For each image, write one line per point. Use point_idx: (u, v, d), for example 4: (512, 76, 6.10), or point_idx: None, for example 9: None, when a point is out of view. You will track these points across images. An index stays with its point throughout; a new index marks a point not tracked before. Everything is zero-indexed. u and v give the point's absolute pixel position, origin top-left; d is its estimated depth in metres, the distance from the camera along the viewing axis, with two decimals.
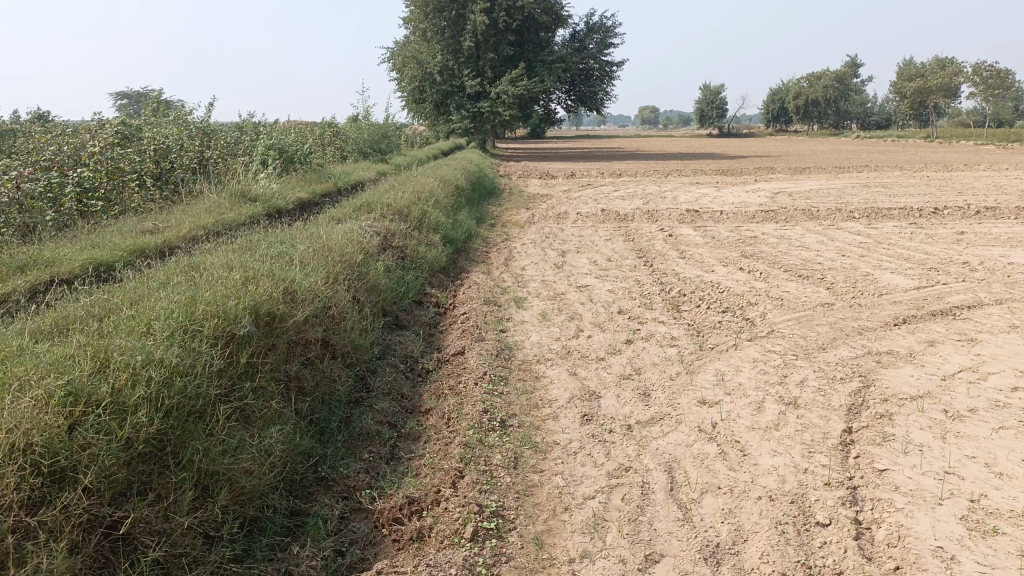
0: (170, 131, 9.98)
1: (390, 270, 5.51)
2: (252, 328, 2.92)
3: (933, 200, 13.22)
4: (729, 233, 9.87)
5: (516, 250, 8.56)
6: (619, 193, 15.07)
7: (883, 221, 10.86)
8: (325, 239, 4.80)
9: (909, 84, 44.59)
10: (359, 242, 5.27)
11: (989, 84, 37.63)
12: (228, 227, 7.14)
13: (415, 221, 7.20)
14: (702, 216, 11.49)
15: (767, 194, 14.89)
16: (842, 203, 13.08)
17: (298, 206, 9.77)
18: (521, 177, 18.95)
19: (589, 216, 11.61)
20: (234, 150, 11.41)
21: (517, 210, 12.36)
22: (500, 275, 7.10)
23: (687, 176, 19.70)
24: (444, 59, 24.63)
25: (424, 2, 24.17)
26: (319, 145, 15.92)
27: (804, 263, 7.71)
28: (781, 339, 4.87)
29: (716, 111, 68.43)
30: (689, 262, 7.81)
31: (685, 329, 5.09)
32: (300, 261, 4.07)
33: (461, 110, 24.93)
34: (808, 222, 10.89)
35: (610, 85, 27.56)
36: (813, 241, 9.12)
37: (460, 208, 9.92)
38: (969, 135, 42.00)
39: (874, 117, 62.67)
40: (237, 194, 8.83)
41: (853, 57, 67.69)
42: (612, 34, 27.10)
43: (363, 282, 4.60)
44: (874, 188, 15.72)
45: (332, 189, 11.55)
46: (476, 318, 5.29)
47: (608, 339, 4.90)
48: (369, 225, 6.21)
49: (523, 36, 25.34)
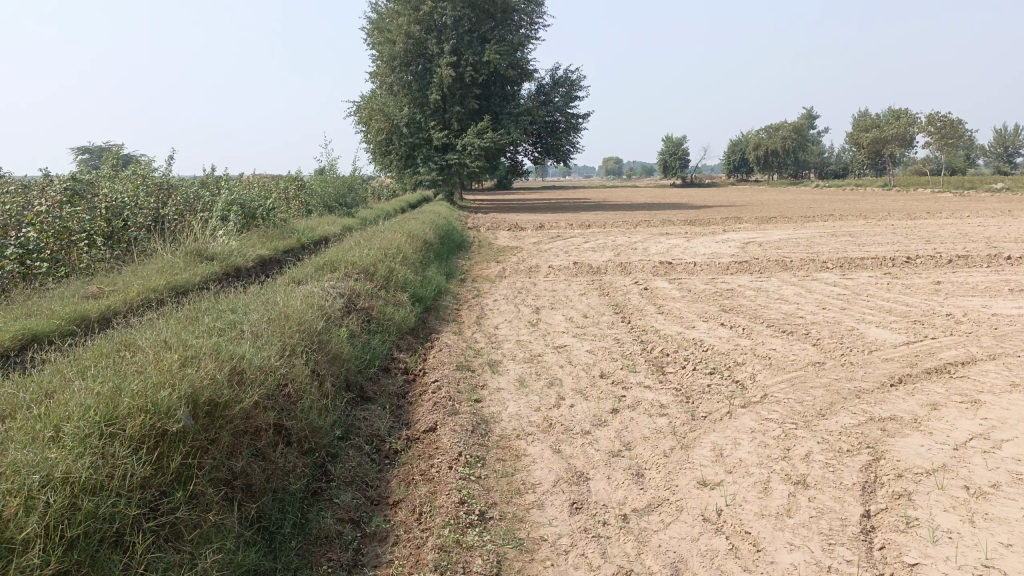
0: (124, 188, 9.53)
1: (354, 335, 5.11)
2: (188, 422, 2.54)
3: (902, 249, 13.24)
4: (706, 285, 9.64)
5: (488, 307, 8.21)
6: (589, 245, 14.86)
7: (857, 271, 10.76)
8: (282, 304, 4.39)
9: (865, 134, 45.84)
10: (321, 306, 4.88)
11: (943, 134, 38.82)
12: (180, 289, 6.70)
13: (381, 279, 6.82)
14: (676, 268, 11.29)
15: (738, 244, 14.80)
16: (814, 253, 13.02)
17: (258, 263, 9.34)
18: (489, 229, 18.70)
19: (561, 268, 11.33)
20: (193, 206, 10.98)
21: (486, 263, 12.05)
22: (472, 335, 6.72)
23: (656, 226, 19.66)
24: (411, 112, 24.58)
25: (391, 56, 24.21)
26: (282, 199, 15.52)
27: (786, 317, 7.46)
28: (776, 404, 4.54)
29: (678, 161, 69.65)
30: (668, 318, 7.52)
31: (673, 395, 4.74)
32: (253, 333, 3.67)
33: (428, 162, 24.77)
34: (783, 273, 10.75)
35: (576, 136, 27.72)
36: (791, 293, 8.94)
37: (428, 263, 9.57)
38: (925, 183, 43.09)
39: (832, 166, 64.25)
40: (192, 253, 8.38)
41: (809, 109, 69.72)
42: (578, 86, 27.39)
43: (325, 352, 4.19)
44: (842, 237, 15.74)
45: (295, 245, 11.12)
46: (449, 387, 4.89)
47: (592, 408, 4.53)
48: (332, 286, 5.83)
49: (489, 89, 25.48)
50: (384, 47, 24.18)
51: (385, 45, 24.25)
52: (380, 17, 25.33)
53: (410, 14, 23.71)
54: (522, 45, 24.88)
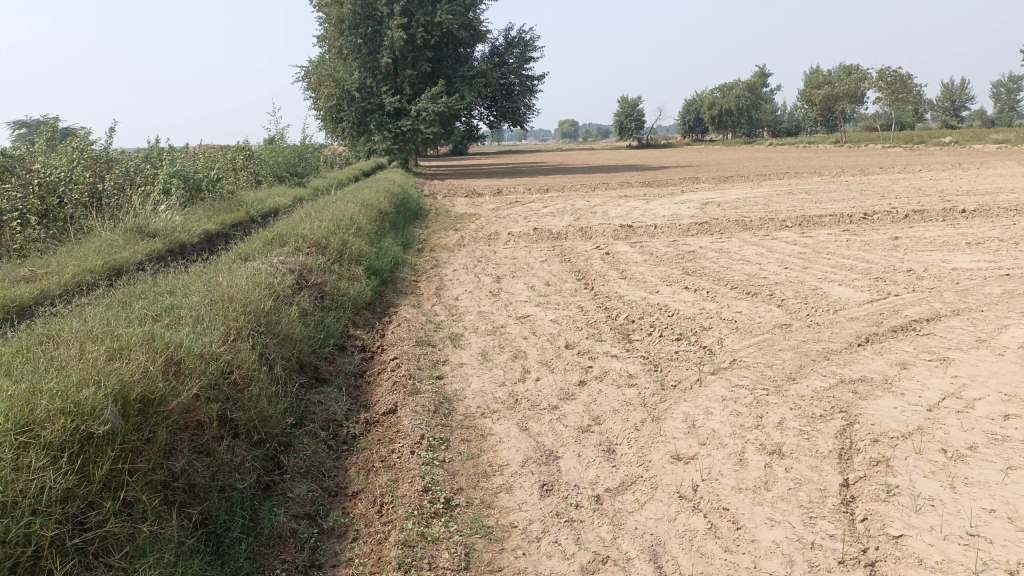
0: (58, 163, 9.01)
1: (307, 313, 4.85)
2: (117, 422, 2.30)
3: (859, 205, 13.31)
4: (667, 248, 9.52)
5: (447, 277, 7.99)
6: (549, 210, 14.67)
7: (817, 229, 10.74)
8: (224, 284, 4.10)
9: (817, 92, 46.19)
10: (270, 284, 4.60)
11: (892, 89, 39.29)
12: (120, 269, 6.34)
13: (335, 252, 6.53)
14: (636, 231, 11.16)
15: (697, 205, 14.73)
16: (772, 211, 13.02)
17: (205, 238, 8.96)
18: (447, 196, 18.33)
19: (520, 235, 11.11)
20: (133, 179, 10.45)
21: (444, 231, 11.78)
22: (432, 307, 6.50)
23: (614, 189, 19.51)
24: (362, 77, 23.90)
25: (338, 19, 23.43)
26: (230, 170, 14.97)
27: (749, 278, 7.39)
28: (746, 370, 4.43)
29: (634, 122, 69.56)
30: (632, 283, 7.38)
31: (642, 364, 4.59)
32: (193, 319, 3.40)
33: (381, 129, 24.22)
34: (744, 233, 10.69)
35: (532, 99, 27.31)
36: (753, 253, 8.88)
37: (384, 233, 9.28)
38: (876, 139, 43.67)
39: (784, 124, 64.81)
40: (133, 230, 7.96)
41: (762, 68, 70.03)
42: (531, 48, 26.93)
43: (272, 334, 3.92)
44: (799, 195, 15.78)
45: (244, 219, 10.70)
46: (408, 364, 4.67)
47: (559, 381, 4.36)
48: (282, 262, 5.54)
49: (441, 52, 24.88)
50: (330, 10, 23.37)
51: (332, 7, 23.44)
52: None
53: None
54: (473, 6, 24.33)
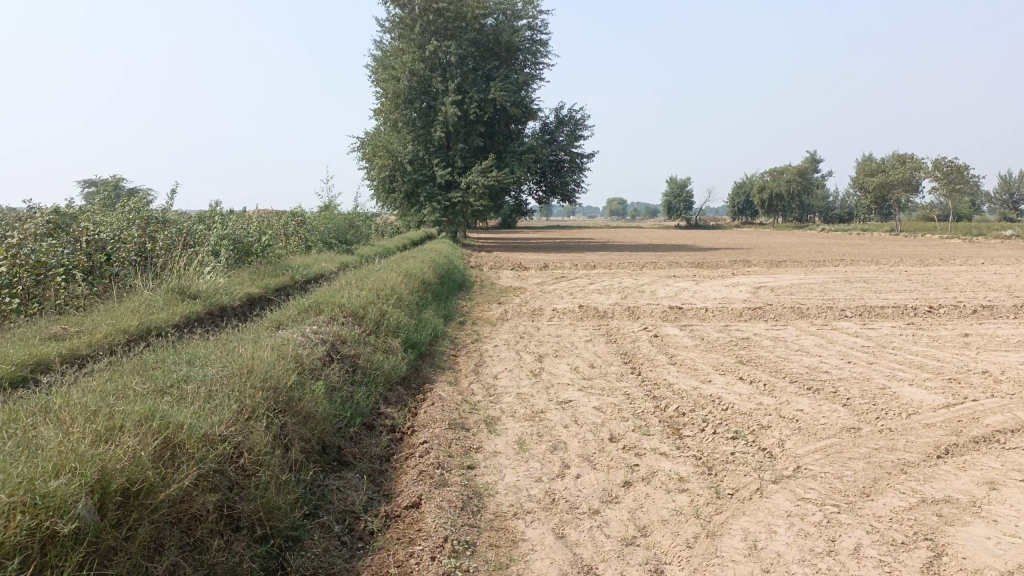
0: (109, 221, 9.10)
1: (334, 388, 4.57)
2: (88, 518, 2.04)
3: (921, 297, 12.72)
4: (719, 333, 9.09)
5: (487, 353, 7.68)
6: (595, 287, 14.37)
7: (878, 320, 10.20)
8: (247, 354, 3.86)
9: (871, 180, 45.66)
10: (298, 355, 4.36)
11: (949, 179, 38.61)
12: (152, 331, 6.21)
13: (371, 323, 6.30)
14: (686, 313, 10.75)
15: (749, 289, 14.29)
16: (828, 299, 12.50)
17: (245, 301, 8.86)
18: (492, 268, 18.21)
19: (565, 312, 10.80)
20: (182, 240, 10.52)
21: (488, 305, 11.55)
22: (469, 386, 6.17)
23: (662, 268, 19.16)
24: (415, 148, 24.31)
25: (396, 93, 24.00)
26: (280, 235, 15.11)
27: (809, 371, 6.91)
28: (812, 481, 3.96)
29: (683, 203, 69.57)
30: (681, 370, 6.97)
31: (693, 466, 4.16)
32: (206, 394, 3.15)
33: (432, 200, 24.48)
34: (799, 321, 10.20)
35: (582, 176, 27.45)
36: (811, 343, 8.39)
37: (425, 304, 9.08)
38: (933, 229, 42.68)
39: (837, 210, 64.06)
40: (174, 290, 7.88)
41: (815, 154, 69.86)
42: (583, 126, 27.21)
43: (292, 411, 3.64)
44: (856, 283, 15.23)
45: (287, 283, 10.63)
46: (438, 450, 4.32)
47: (601, 480, 3.95)
48: (315, 331, 5.31)
49: (494, 127, 25.29)
50: (389, 84, 23.99)
51: (390, 81, 24.09)
52: (386, 55, 25.25)
53: (417, 52, 23.60)
54: (527, 85, 24.83)
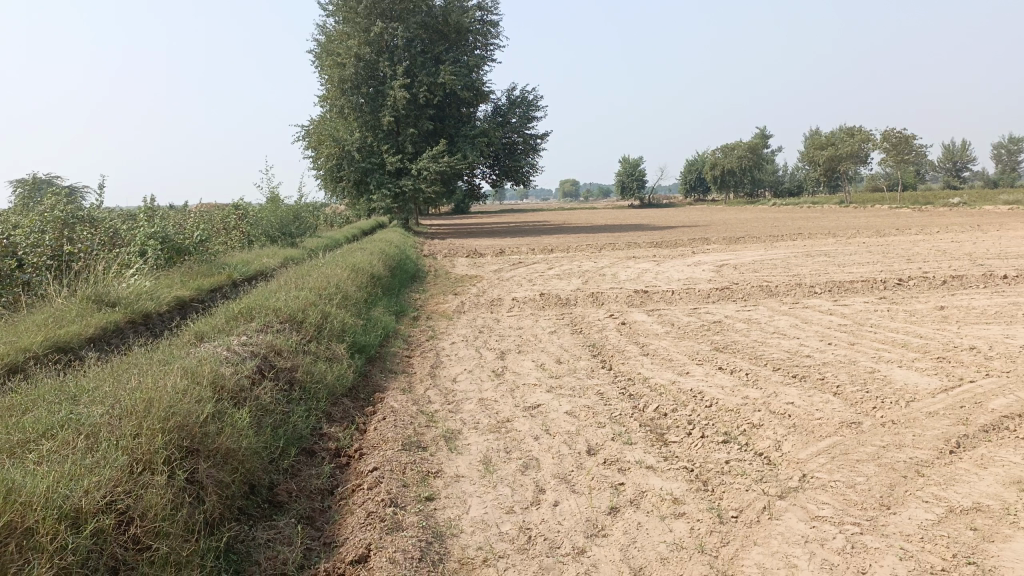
0: (19, 223, 8.20)
1: (265, 412, 3.91)
2: None
3: (887, 269, 12.47)
4: (689, 317, 8.60)
5: (445, 351, 7.08)
6: (554, 272, 13.83)
7: (850, 296, 9.84)
8: (150, 380, 3.20)
9: (821, 152, 46.04)
10: (219, 375, 3.69)
11: (897, 151, 39.06)
12: (60, 348, 5.46)
13: (312, 329, 5.61)
14: (652, 297, 10.25)
15: (712, 267, 13.90)
16: (795, 275, 12.17)
17: (176, 306, 8.10)
18: (448, 257, 17.52)
19: (525, 300, 10.20)
20: (106, 239, 9.63)
21: (444, 296, 10.92)
22: (426, 392, 5.54)
23: (621, 249, 18.70)
24: (362, 135, 23.41)
25: (340, 79, 22.98)
26: (219, 232, 14.20)
27: (790, 355, 6.46)
28: (824, 495, 3.46)
29: (637, 182, 69.56)
30: (655, 361, 6.45)
31: (687, 482, 3.62)
32: (85, 446, 2.53)
33: (382, 188, 23.62)
34: (770, 300, 9.80)
35: (535, 158, 26.89)
36: (786, 325, 7.94)
37: (374, 299, 8.40)
38: (882, 200, 43.18)
39: (787, 185, 64.80)
40: (91, 298, 7.05)
41: (763, 130, 70.54)
42: (535, 107, 26.59)
43: (209, 448, 3.01)
44: (818, 257, 14.97)
45: (225, 284, 9.86)
46: (390, 479, 3.69)
47: (584, 507, 3.38)
48: (244, 342, 4.63)
49: (444, 111, 24.50)
50: (332, 69, 22.93)
51: (334, 67, 23.07)
52: (328, 40, 24.20)
53: (359, 35, 22.68)
54: (476, 67, 24.09)
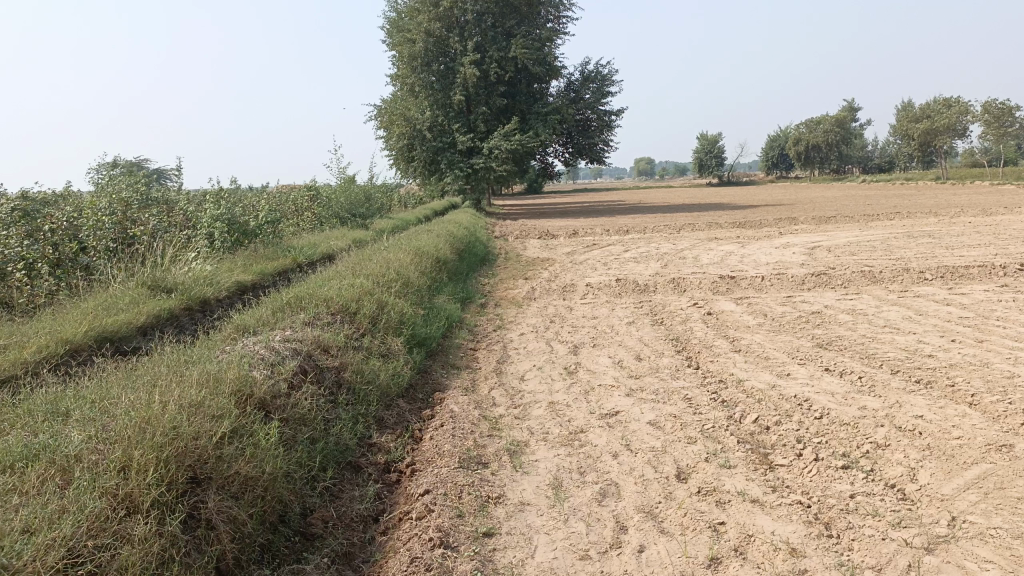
0: (83, 204, 8.00)
1: (303, 423, 3.40)
2: None
3: (1003, 252, 11.19)
4: (783, 307, 7.76)
5: (513, 344, 6.49)
6: (630, 255, 13.07)
7: (966, 284, 8.76)
8: (157, 393, 2.74)
9: (915, 125, 43.16)
10: (248, 382, 3.19)
11: (999, 122, 36.14)
12: (104, 339, 5.12)
13: (366, 321, 5.11)
14: (739, 283, 9.39)
15: (803, 250, 12.85)
16: (898, 259, 11.06)
17: (236, 291, 7.79)
18: (519, 238, 16.95)
19: (600, 286, 9.51)
20: (170, 221, 9.41)
21: (513, 281, 10.34)
22: (490, 394, 4.96)
23: (701, 230, 17.67)
24: (433, 114, 22.97)
25: (411, 56, 22.55)
26: (288, 214, 14.00)
27: (907, 355, 5.60)
28: (985, 550, 2.71)
29: (715, 160, 67.32)
30: (749, 360, 5.70)
31: (805, 525, 2.93)
32: (53, 487, 2.11)
33: (453, 168, 23.16)
34: (873, 287, 8.82)
35: (609, 135, 25.94)
36: (897, 317, 7.02)
37: (439, 285, 7.89)
38: (981, 175, 40.19)
39: (876, 161, 61.49)
40: (146, 284, 6.75)
41: (851, 104, 67.11)
42: (609, 82, 25.59)
43: (223, 476, 2.52)
44: (921, 239, 13.68)
45: (288, 268, 9.54)
46: (443, 507, 3.13)
47: (675, 554, 2.74)
48: (285, 338, 4.13)
49: (515, 88, 23.77)
50: (403, 47, 22.52)
51: (404, 44, 22.69)
52: (399, 17, 23.78)
53: (430, 11, 22.20)
54: (549, 41, 23.27)
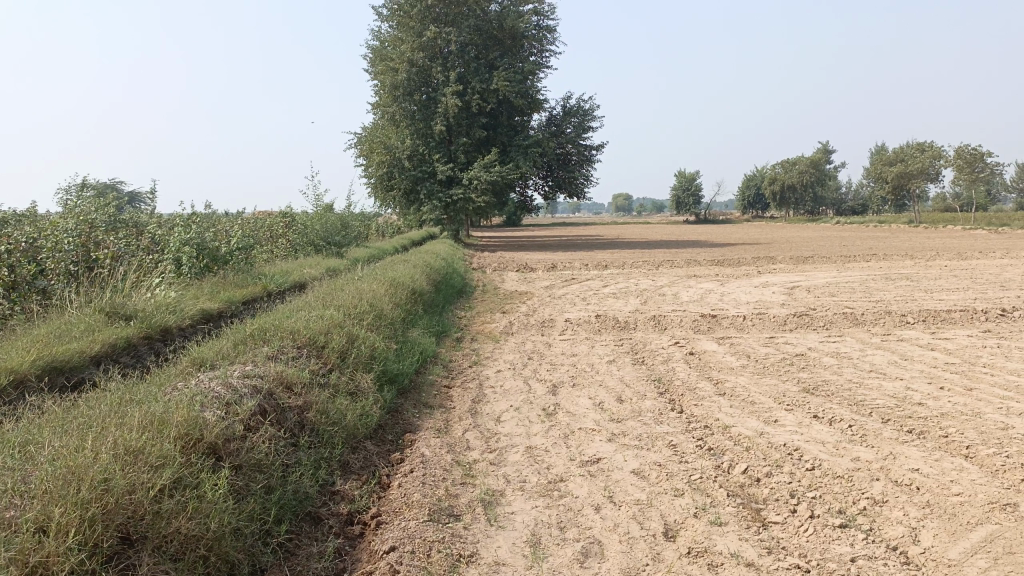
0: (44, 224, 7.65)
1: (259, 470, 3.11)
2: None
3: (982, 296, 11.18)
4: (766, 348, 7.59)
5: (489, 381, 6.23)
6: (609, 290, 12.91)
7: (948, 328, 8.66)
8: (91, 440, 2.49)
9: (889, 169, 43.93)
10: (198, 425, 2.91)
11: (970, 168, 36.83)
12: (51, 368, 4.79)
13: (334, 356, 4.84)
14: (721, 322, 9.23)
15: (782, 289, 12.78)
16: (878, 301, 10.98)
17: (201, 318, 7.47)
18: (497, 270, 16.75)
19: (580, 322, 9.29)
20: (137, 244, 9.07)
21: (491, 314, 10.10)
22: (464, 437, 4.67)
23: (679, 266, 17.61)
24: (414, 143, 22.86)
25: (393, 85, 22.53)
26: (261, 239, 13.69)
27: (897, 402, 5.40)
28: None
29: (692, 197, 68.05)
30: (735, 404, 5.48)
31: None
32: None
33: (432, 198, 22.99)
34: (855, 330, 8.69)
35: (589, 170, 26.00)
36: (883, 361, 6.86)
37: (413, 318, 7.63)
38: (953, 219, 40.86)
39: (850, 203, 62.64)
40: (104, 311, 6.41)
41: (826, 146, 68.36)
42: (590, 118, 25.72)
43: (161, 535, 2.26)
44: (899, 281, 13.67)
45: (257, 296, 9.23)
46: (409, 568, 2.84)
47: None
48: (245, 374, 3.84)
49: (496, 120, 23.78)
50: (385, 76, 22.47)
51: (387, 73, 22.67)
52: (383, 46, 23.79)
53: (413, 42, 22.24)
54: (532, 74, 23.38)
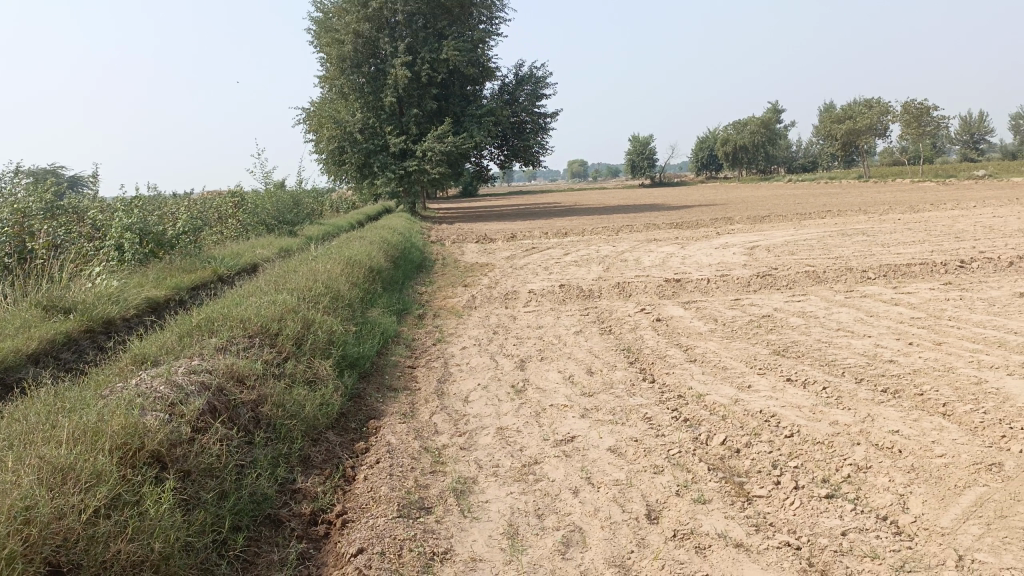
0: None
1: (211, 474, 2.87)
2: None
3: (938, 249, 11.28)
4: (732, 311, 7.50)
5: (454, 359, 6.01)
6: (570, 259, 12.75)
7: (909, 282, 8.68)
8: (9, 467, 2.25)
9: (839, 126, 44.44)
10: (138, 433, 2.67)
11: (917, 122, 37.40)
12: None
13: (289, 344, 4.57)
14: (685, 286, 9.12)
15: (742, 250, 12.77)
16: (838, 258, 11.01)
17: (147, 308, 7.10)
18: (456, 242, 16.48)
19: (543, 293, 9.11)
20: (75, 232, 8.60)
21: (452, 289, 9.86)
22: (431, 420, 4.46)
23: (639, 231, 17.51)
24: (364, 116, 22.28)
25: (340, 57, 21.86)
26: (209, 221, 13.19)
27: (869, 362, 5.33)
28: None
29: (647, 161, 68.17)
30: (707, 371, 5.36)
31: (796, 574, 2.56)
32: None
33: (386, 171, 22.49)
34: (818, 288, 8.67)
35: (545, 137, 25.70)
36: (850, 319, 6.81)
37: (372, 296, 7.35)
38: (901, 173, 41.59)
39: (802, 161, 63.44)
40: (40, 305, 6.02)
41: (776, 105, 68.93)
42: (544, 84, 25.36)
43: (98, 562, 2.07)
44: (856, 237, 13.76)
45: (207, 281, 8.85)
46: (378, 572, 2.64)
47: None
48: (191, 369, 3.57)
49: (448, 89, 23.27)
50: (331, 48, 21.77)
51: (333, 45, 21.98)
52: (327, 17, 23.03)
53: (358, 11, 21.57)
54: (482, 42, 22.88)
